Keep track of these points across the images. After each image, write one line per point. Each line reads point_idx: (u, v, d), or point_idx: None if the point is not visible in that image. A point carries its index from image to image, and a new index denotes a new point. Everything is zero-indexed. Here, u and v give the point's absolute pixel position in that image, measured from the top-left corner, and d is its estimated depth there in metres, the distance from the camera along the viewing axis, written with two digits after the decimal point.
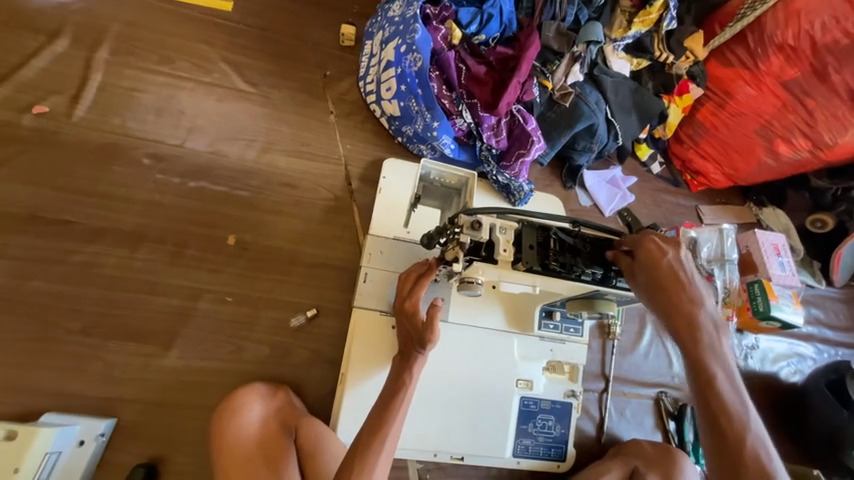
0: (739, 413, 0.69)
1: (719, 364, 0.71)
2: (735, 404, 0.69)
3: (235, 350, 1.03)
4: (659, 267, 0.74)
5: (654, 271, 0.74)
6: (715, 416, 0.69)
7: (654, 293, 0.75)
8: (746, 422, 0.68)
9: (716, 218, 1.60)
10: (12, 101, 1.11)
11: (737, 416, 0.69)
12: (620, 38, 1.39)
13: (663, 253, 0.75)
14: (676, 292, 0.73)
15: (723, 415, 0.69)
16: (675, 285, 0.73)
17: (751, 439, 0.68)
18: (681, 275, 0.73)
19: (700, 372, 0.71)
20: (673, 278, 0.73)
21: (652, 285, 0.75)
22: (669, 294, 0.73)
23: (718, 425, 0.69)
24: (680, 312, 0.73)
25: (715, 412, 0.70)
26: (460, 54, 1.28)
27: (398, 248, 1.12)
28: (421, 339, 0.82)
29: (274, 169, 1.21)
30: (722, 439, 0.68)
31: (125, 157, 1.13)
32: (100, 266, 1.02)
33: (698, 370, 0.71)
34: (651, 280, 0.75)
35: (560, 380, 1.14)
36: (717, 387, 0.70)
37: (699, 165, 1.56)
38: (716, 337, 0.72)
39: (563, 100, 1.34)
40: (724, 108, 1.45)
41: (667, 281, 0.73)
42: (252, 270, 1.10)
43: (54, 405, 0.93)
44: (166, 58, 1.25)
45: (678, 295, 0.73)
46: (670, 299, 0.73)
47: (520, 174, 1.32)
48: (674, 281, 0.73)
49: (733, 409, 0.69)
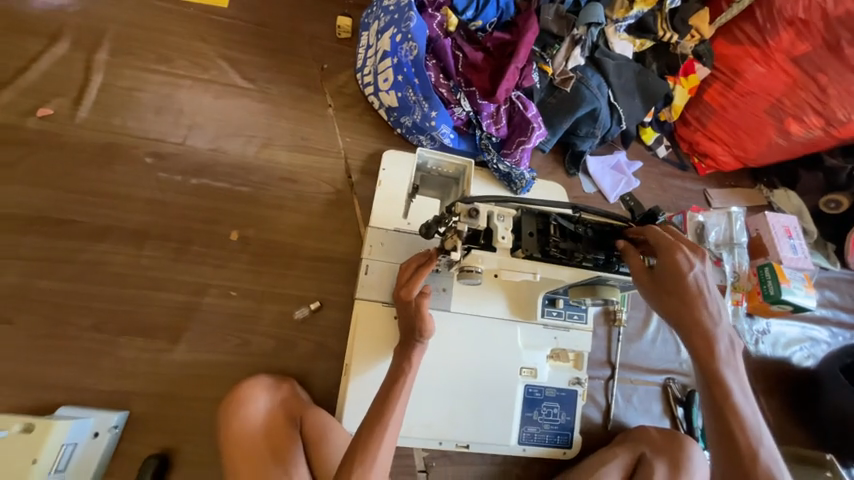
0: (752, 423, 0.72)
1: (732, 378, 0.74)
2: (748, 412, 0.73)
3: (241, 343, 1.05)
4: (684, 279, 0.74)
5: (677, 281, 0.75)
6: (730, 426, 0.72)
7: (670, 304, 0.76)
8: (757, 433, 0.71)
9: (724, 201, 1.57)
10: (16, 104, 1.13)
11: (750, 426, 0.72)
12: (622, 18, 1.37)
13: (689, 264, 0.74)
14: (694, 306, 0.74)
15: (736, 423, 0.72)
16: (693, 298, 0.74)
17: (764, 451, 0.70)
18: (701, 288, 0.75)
19: (714, 382, 0.74)
20: (692, 293, 0.74)
21: (673, 294, 0.75)
22: (685, 305, 0.75)
23: (735, 436, 0.71)
24: (694, 327, 0.75)
25: (730, 423, 0.72)
26: (457, 41, 1.26)
27: (398, 240, 1.12)
28: (416, 328, 0.87)
29: (275, 164, 1.22)
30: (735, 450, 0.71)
31: (127, 157, 1.14)
32: (106, 264, 1.04)
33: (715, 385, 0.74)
34: (672, 291, 0.75)
35: (564, 368, 1.13)
36: (731, 399, 0.73)
37: (707, 147, 1.53)
38: (729, 351, 0.75)
39: (564, 85, 1.32)
40: (732, 88, 1.41)
41: (688, 294, 0.74)
42: (256, 265, 1.11)
43: (67, 399, 0.95)
44: (165, 57, 1.26)
45: (696, 309, 0.74)
46: (686, 311, 0.75)
47: (521, 162, 1.31)
48: (694, 295, 0.74)
49: (747, 419, 0.72)
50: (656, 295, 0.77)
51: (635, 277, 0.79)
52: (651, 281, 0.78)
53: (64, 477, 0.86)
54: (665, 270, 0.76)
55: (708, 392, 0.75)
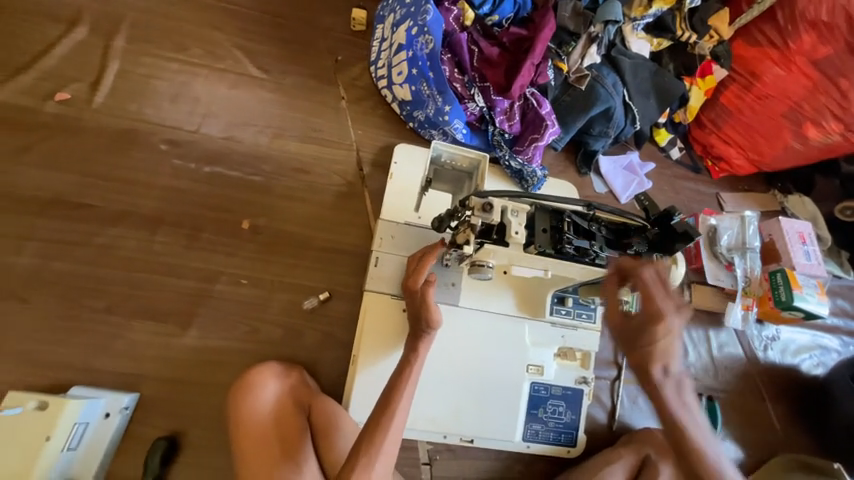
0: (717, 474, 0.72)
1: (694, 429, 0.73)
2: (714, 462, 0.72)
3: (250, 331, 1.06)
4: (658, 333, 0.72)
5: (650, 334, 0.72)
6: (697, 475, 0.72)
7: (641, 357, 0.73)
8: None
9: (737, 206, 1.55)
10: (36, 88, 1.15)
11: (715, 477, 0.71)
12: (640, 17, 1.35)
13: (666, 316, 0.72)
14: (654, 358, 0.72)
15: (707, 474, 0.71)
16: (653, 350, 0.72)
17: None
18: (662, 340, 0.72)
19: (675, 433, 0.73)
20: (663, 349, 0.72)
21: (644, 348, 0.73)
22: (655, 361, 0.72)
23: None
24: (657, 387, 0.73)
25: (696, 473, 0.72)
26: (473, 36, 1.25)
27: (409, 233, 1.12)
28: (423, 318, 0.88)
29: (287, 154, 1.22)
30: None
31: (143, 143, 1.15)
32: (120, 248, 1.06)
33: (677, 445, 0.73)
34: (635, 339, 0.74)
35: (571, 367, 1.13)
36: (694, 449, 0.72)
37: (722, 150, 1.50)
38: (688, 403, 0.73)
39: (579, 83, 1.31)
40: (750, 91, 1.39)
41: (655, 349, 0.72)
42: (266, 254, 1.12)
43: (79, 379, 0.96)
44: (181, 45, 1.27)
45: (658, 362, 0.72)
46: (656, 366, 0.72)
47: (533, 159, 1.30)
48: (655, 348, 0.72)
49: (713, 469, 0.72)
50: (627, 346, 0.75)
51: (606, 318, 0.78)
52: (623, 326, 0.76)
53: (76, 455, 0.88)
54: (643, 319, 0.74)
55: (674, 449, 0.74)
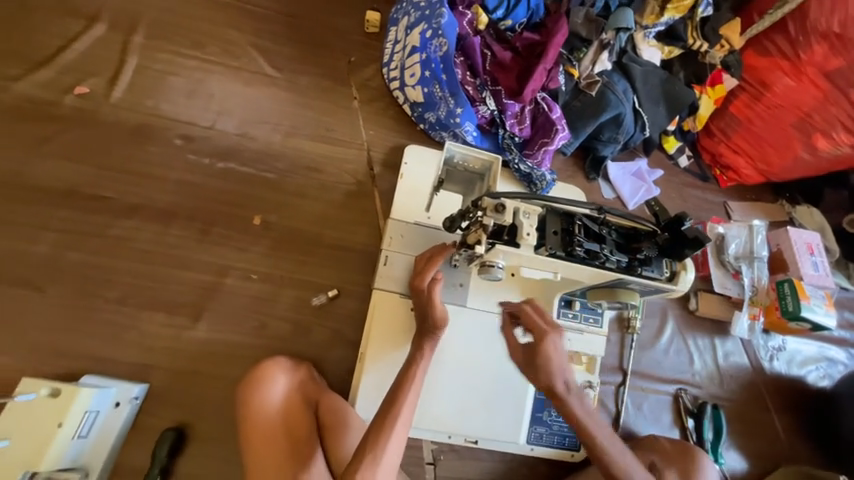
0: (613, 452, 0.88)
1: (591, 422, 0.87)
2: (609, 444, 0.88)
3: (259, 325, 1.07)
4: (547, 352, 0.84)
5: (539, 355, 0.84)
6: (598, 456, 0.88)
7: (537, 375, 0.86)
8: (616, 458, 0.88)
9: (745, 215, 1.54)
10: (56, 82, 1.17)
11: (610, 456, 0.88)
12: (652, 25, 1.37)
13: (548, 339, 0.83)
14: (544, 374, 0.85)
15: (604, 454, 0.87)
16: (542, 369, 0.85)
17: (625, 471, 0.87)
18: (549, 359, 0.84)
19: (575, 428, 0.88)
20: (552, 365, 0.84)
21: (535, 365, 0.85)
22: (547, 376, 0.85)
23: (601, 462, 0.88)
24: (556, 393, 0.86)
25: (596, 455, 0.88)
26: (486, 40, 1.27)
27: (419, 233, 1.13)
28: (428, 317, 0.88)
29: (299, 152, 1.24)
30: (611, 478, 0.88)
31: (158, 137, 1.17)
32: (134, 240, 1.07)
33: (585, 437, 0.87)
34: (530, 361, 0.86)
35: (577, 370, 1.13)
36: (592, 439, 0.87)
37: (730, 159, 1.50)
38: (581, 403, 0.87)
39: (589, 89, 1.32)
40: (760, 101, 1.39)
41: (547, 367, 0.84)
42: (276, 250, 1.13)
43: (90, 369, 0.97)
44: (198, 43, 1.29)
45: (548, 377, 0.85)
46: (549, 380, 0.85)
47: (543, 163, 1.31)
48: (544, 367, 0.84)
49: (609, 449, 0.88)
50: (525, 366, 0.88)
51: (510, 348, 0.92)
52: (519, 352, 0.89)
53: (87, 442, 0.89)
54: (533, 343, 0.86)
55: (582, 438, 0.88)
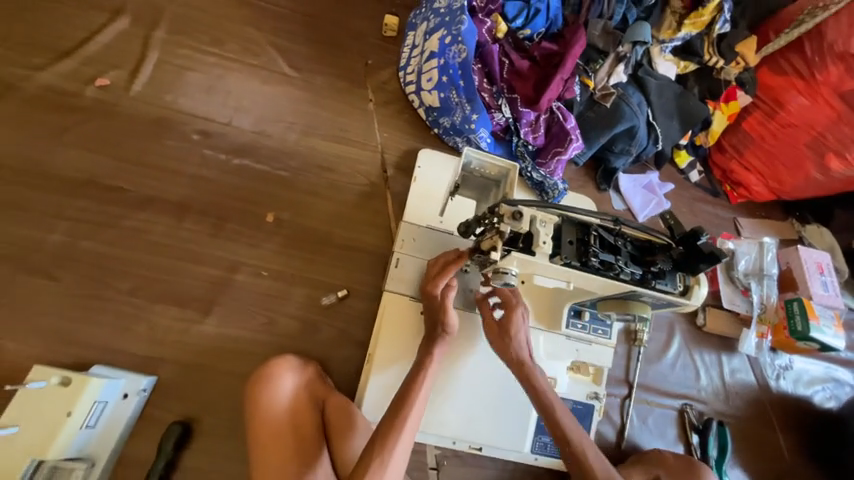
0: (576, 434, 0.90)
1: (554, 399, 0.92)
2: (572, 424, 0.91)
3: (267, 322, 1.07)
4: (514, 321, 0.93)
5: (508, 326, 0.93)
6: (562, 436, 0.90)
7: (503, 345, 0.94)
8: (580, 439, 0.90)
9: (755, 232, 1.54)
10: (78, 73, 1.18)
11: (573, 437, 0.90)
12: (668, 39, 1.38)
13: (518, 311, 0.93)
14: (511, 343, 0.93)
15: (569, 434, 0.90)
16: (510, 336, 0.93)
17: (588, 451, 0.90)
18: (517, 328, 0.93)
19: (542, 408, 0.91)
20: (517, 334, 0.93)
21: (503, 334, 0.94)
22: (512, 346, 0.93)
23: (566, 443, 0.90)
24: (518, 364, 0.93)
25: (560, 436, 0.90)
26: (504, 48, 1.28)
27: (430, 237, 1.13)
28: (439, 322, 0.91)
29: (314, 152, 1.24)
30: (576, 460, 0.89)
31: (176, 132, 1.18)
32: (148, 233, 1.08)
33: (546, 412, 0.90)
34: (502, 332, 0.94)
35: (583, 381, 1.13)
36: (555, 417, 0.90)
37: (741, 176, 1.50)
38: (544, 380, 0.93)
39: (604, 100, 1.33)
40: (773, 119, 1.40)
41: (515, 335, 0.93)
42: (288, 248, 1.14)
43: (99, 360, 0.98)
44: (218, 40, 1.30)
45: (514, 347, 0.93)
46: (516, 351, 0.93)
47: (556, 172, 1.32)
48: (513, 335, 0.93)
49: (572, 430, 0.90)
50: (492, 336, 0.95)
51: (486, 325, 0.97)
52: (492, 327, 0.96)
53: (94, 432, 0.89)
54: (504, 315, 0.95)
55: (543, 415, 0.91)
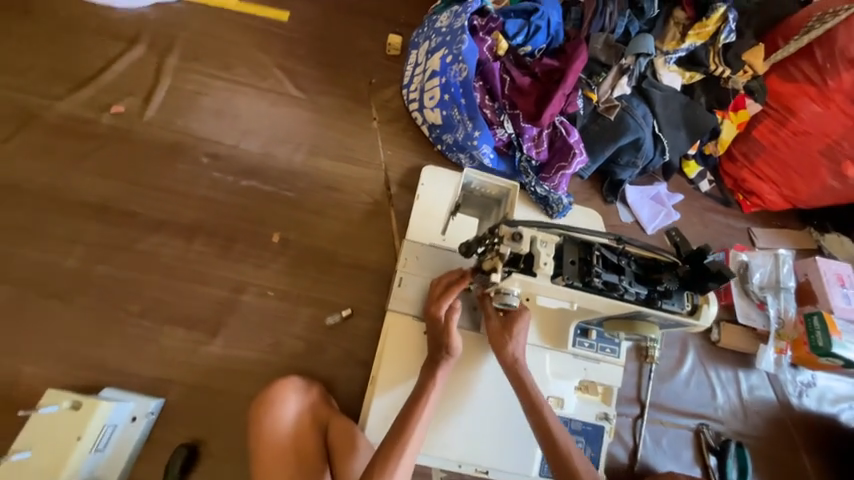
0: (566, 443, 0.87)
1: (547, 405, 0.91)
2: (562, 432, 0.88)
3: (273, 343, 1.08)
4: (520, 320, 0.94)
5: (512, 322, 0.94)
6: (552, 443, 0.87)
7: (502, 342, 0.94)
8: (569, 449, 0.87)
9: (770, 242, 1.50)
10: (94, 101, 1.23)
11: (562, 446, 0.87)
12: (673, 50, 1.37)
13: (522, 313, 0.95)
14: (510, 340, 0.94)
15: (559, 441, 0.87)
16: (510, 334, 0.94)
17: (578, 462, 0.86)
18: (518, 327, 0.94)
19: (534, 413, 0.90)
20: (518, 334, 0.94)
21: (503, 333, 0.94)
22: (510, 344, 0.94)
23: (555, 452, 0.87)
24: (511, 364, 0.94)
25: (549, 444, 0.87)
26: (506, 65, 1.29)
27: (433, 255, 1.13)
28: (443, 345, 0.89)
29: (320, 172, 1.26)
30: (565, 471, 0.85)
31: (187, 155, 1.22)
32: (158, 256, 1.10)
33: (537, 416, 0.90)
34: (504, 328, 0.95)
35: (592, 401, 1.10)
36: (546, 421, 0.89)
37: (754, 185, 1.46)
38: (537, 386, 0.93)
39: (608, 113, 1.32)
40: (785, 126, 1.37)
41: (517, 333, 0.94)
42: (294, 268, 1.15)
43: (110, 381, 1.00)
44: (227, 64, 1.34)
45: (512, 346, 0.94)
46: (513, 350, 0.94)
47: (559, 186, 1.31)
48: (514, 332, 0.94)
49: (562, 438, 0.88)
50: (492, 333, 0.95)
51: (488, 322, 0.97)
52: (495, 325, 0.96)
53: (104, 455, 0.91)
54: (509, 314, 0.96)
55: (531, 418, 0.90)
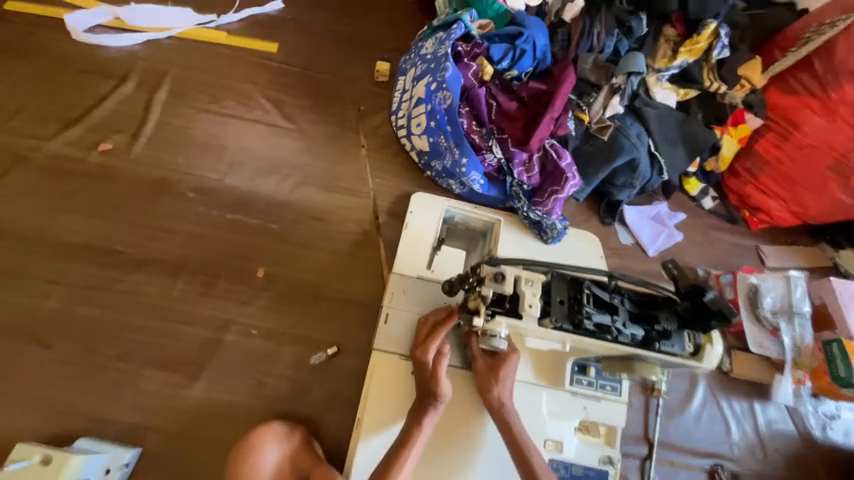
0: None
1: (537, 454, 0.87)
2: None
3: (256, 385, 1.04)
4: (508, 362, 0.91)
5: (499, 365, 0.91)
6: None
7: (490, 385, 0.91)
8: None
9: (781, 260, 1.43)
10: (83, 139, 1.24)
11: None
12: (665, 68, 1.33)
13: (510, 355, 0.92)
14: (497, 384, 0.91)
15: None
16: (498, 377, 0.91)
17: None
18: (507, 370, 0.91)
19: (523, 464, 0.86)
20: (506, 376, 0.91)
21: (490, 375, 0.91)
22: (496, 387, 0.91)
23: None
24: (497, 408, 0.91)
25: None
26: (491, 90, 1.27)
27: (422, 287, 1.09)
28: (430, 391, 0.85)
29: (306, 203, 1.24)
30: None
31: (173, 191, 1.21)
32: (140, 295, 1.08)
33: (523, 464, 0.86)
34: (490, 372, 0.92)
35: (595, 444, 1.02)
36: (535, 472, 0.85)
37: (760, 201, 1.40)
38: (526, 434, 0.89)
39: (601, 133, 1.29)
40: (789, 140, 1.31)
41: (505, 376, 0.91)
42: (278, 304, 1.11)
43: (86, 430, 0.96)
44: (216, 98, 1.35)
45: (500, 391, 0.91)
46: (500, 394, 0.90)
47: (553, 211, 1.26)
48: (502, 375, 0.91)
49: None
50: (478, 374, 0.92)
51: (476, 361, 0.94)
52: (483, 366, 0.92)
53: None
54: (497, 355, 0.92)
55: (520, 468, 0.87)
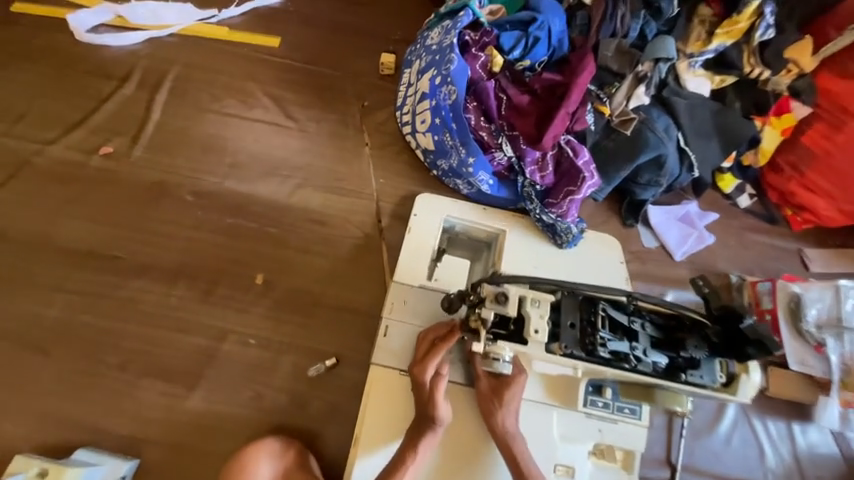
0: None
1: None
2: None
3: (254, 396, 1.01)
4: (513, 386, 0.86)
5: (503, 388, 0.86)
6: None
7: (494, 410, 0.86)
8: None
9: (826, 266, 1.28)
10: (85, 143, 1.23)
11: None
12: (698, 52, 1.18)
13: (516, 379, 0.86)
14: (502, 409, 0.86)
15: None
16: (503, 402, 0.86)
17: None
18: (511, 394, 0.86)
19: None
20: (510, 400, 0.86)
21: (493, 399, 0.86)
22: (501, 412, 0.86)
23: None
24: (501, 434, 0.86)
25: None
26: (501, 83, 1.16)
27: (424, 296, 1.04)
28: (428, 415, 0.81)
29: (307, 205, 1.19)
30: None
31: (172, 195, 1.18)
32: (140, 302, 1.07)
33: None
34: (494, 395, 0.87)
35: (610, 469, 0.94)
36: None
37: (805, 199, 1.25)
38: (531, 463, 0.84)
39: (624, 127, 1.17)
40: (843, 130, 1.16)
41: (509, 401, 0.86)
42: (277, 312, 1.08)
43: (88, 438, 0.96)
44: (216, 96, 1.31)
45: (504, 416, 0.86)
46: (504, 419, 0.85)
47: (569, 213, 1.15)
48: (506, 400, 0.86)
49: None
50: (481, 396, 0.87)
51: (479, 382, 0.89)
52: (486, 388, 0.87)
53: None
54: (502, 378, 0.87)
55: None
